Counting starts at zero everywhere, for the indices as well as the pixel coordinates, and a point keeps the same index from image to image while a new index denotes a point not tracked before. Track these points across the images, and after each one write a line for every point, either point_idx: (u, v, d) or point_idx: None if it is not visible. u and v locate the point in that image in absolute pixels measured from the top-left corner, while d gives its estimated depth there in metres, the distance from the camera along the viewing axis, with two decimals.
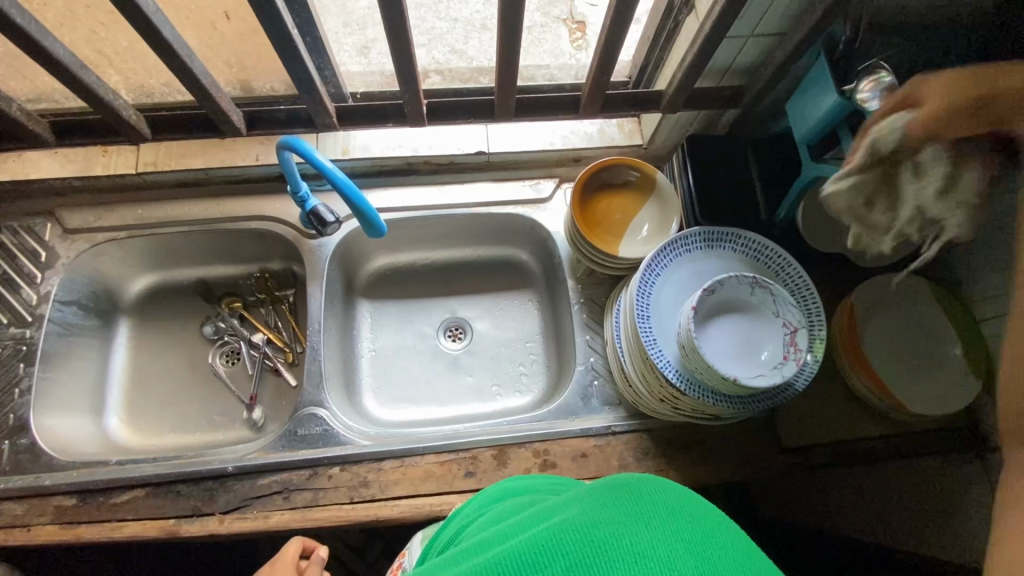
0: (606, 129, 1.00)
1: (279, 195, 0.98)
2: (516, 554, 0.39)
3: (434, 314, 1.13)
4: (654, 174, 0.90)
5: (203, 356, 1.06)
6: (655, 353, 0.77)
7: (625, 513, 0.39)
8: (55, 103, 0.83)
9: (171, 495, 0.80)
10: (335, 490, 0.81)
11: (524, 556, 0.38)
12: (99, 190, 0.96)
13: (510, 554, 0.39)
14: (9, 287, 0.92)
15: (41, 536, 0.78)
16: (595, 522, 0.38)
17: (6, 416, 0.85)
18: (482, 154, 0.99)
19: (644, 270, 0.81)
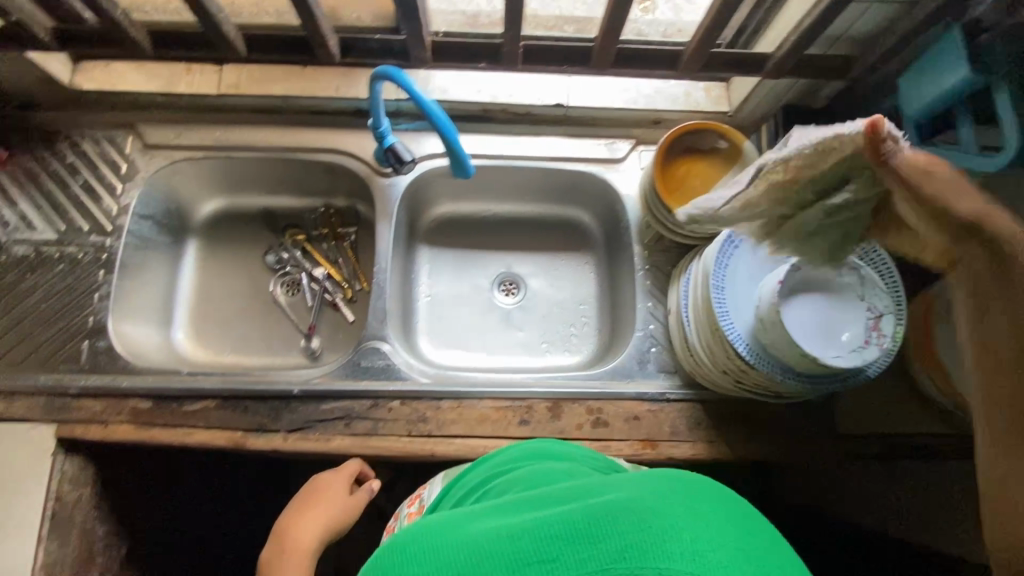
0: (692, 92, 0.97)
1: (354, 131, 0.98)
2: (570, 523, 0.38)
3: (489, 267, 1.13)
4: (742, 143, 0.87)
5: (264, 283, 1.09)
6: (729, 324, 0.76)
7: (682, 504, 0.38)
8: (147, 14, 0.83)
9: (239, 409, 0.83)
10: (394, 423, 0.84)
11: (579, 527, 0.37)
12: (179, 108, 0.97)
13: (563, 522, 0.38)
14: (91, 195, 0.94)
15: (118, 432, 0.82)
16: (648, 509, 0.37)
17: (86, 318, 0.89)
18: (562, 107, 0.96)
19: (725, 241, 0.79)
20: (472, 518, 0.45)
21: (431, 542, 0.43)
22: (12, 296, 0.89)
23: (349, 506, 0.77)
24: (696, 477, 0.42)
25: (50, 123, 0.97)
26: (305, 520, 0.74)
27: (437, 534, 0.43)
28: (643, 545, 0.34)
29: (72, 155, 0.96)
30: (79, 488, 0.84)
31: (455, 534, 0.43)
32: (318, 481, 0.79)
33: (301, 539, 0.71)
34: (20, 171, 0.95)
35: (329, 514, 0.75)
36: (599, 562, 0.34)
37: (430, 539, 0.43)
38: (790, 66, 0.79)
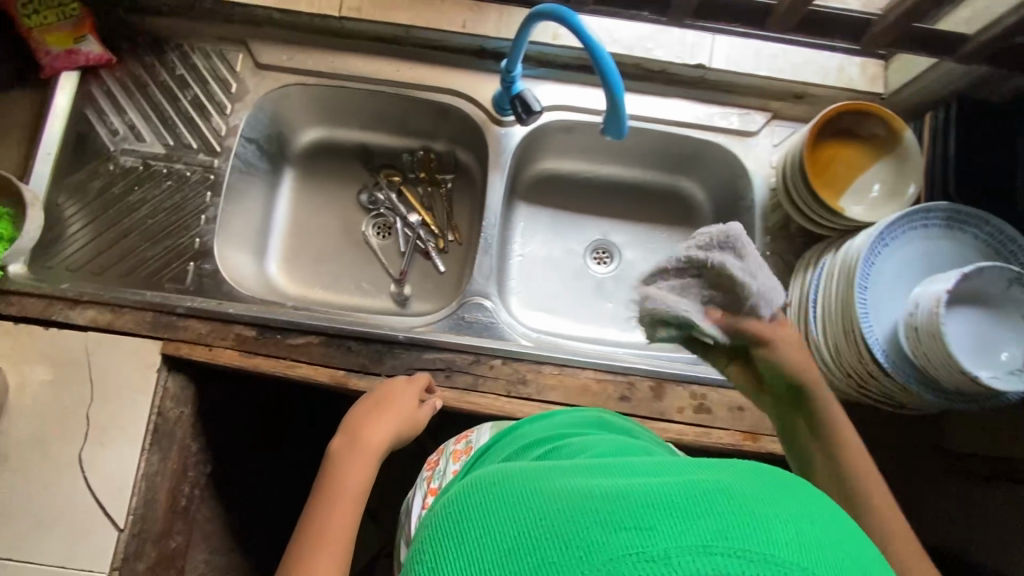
0: (846, 67, 0.89)
1: (473, 71, 0.92)
2: (664, 490, 0.31)
3: (584, 233, 1.09)
4: (903, 131, 0.79)
5: (357, 222, 1.07)
6: (867, 327, 0.72)
7: (794, 500, 0.31)
8: None
9: (343, 348, 0.83)
10: (494, 381, 0.82)
11: (674, 494, 0.31)
12: (294, 28, 0.92)
13: (657, 488, 0.32)
14: (200, 112, 0.91)
15: (221, 357, 0.82)
16: (753, 496, 0.31)
17: (193, 239, 0.88)
18: (701, 69, 0.89)
19: (875, 238, 0.74)
20: (544, 470, 0.40)
21: (496, 488, 0.37)
22: (120, 207, 0.88)
23: (411, 417, 0.72)
24: (792, 475, 0.35)
25: (161, 31, 0.93)
26: (372, 420, 0.70)
27: (503, 479, 0.38)
28: (753, 530, 0.29)
29: (182, 66, 0.92)
30: (179, 406, 0.85)
31: (528, 481, 0.37)
32: (384, 388, 0.75)
33: (368, 434, 0.69)
34: (128, 77, 0.92)
35: (395, 420, 0.71)
36: (700, 535, 0.28)
37: (482, 490, 0.38)
38: (986, 55, 0.74)
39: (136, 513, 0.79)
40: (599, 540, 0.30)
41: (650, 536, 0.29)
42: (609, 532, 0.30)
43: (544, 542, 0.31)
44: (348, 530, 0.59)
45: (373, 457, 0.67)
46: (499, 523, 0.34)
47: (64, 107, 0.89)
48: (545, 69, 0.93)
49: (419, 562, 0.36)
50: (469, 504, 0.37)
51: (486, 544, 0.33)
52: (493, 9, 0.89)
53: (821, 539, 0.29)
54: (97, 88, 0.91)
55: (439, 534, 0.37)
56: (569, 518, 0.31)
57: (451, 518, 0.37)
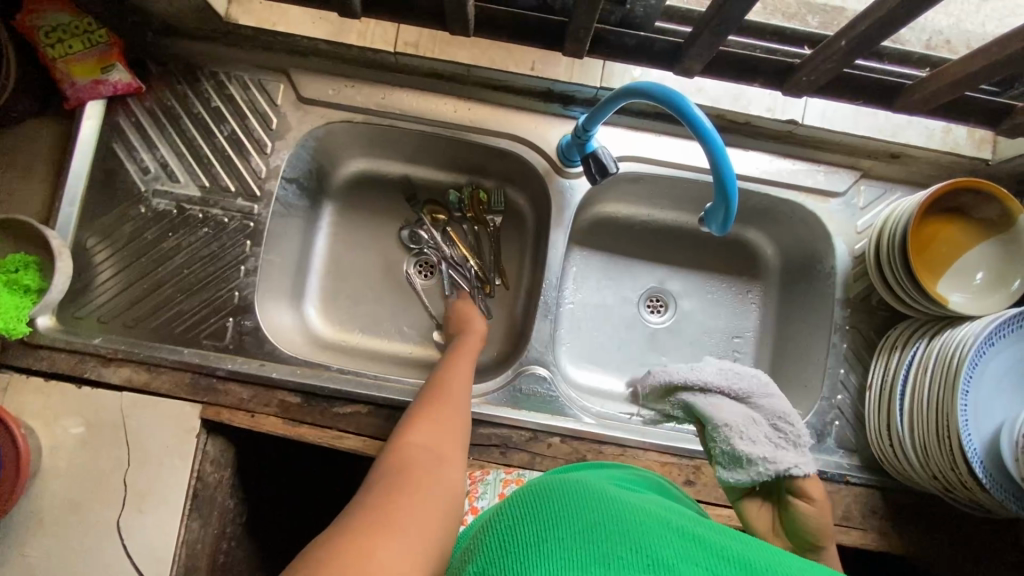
0: (954, 128, 0.80)
1: (539, 115, 0.84)
2: (741, 556, 0.37)
3: (639, 280, 1.02)
4: (1018, 215, 0.72)
5: (398, 262, 1.01)
6: (966, 437, 0.67)
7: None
8: None
9: (392, 419, 0.78)
10: (551, 460, 0.78)
11: (751, 565, 0.37)
12: (341, 59, 0.83)
13: (734, 552, 0.38)
14: (237, 151, 0.84)
15: (265, 425, 0.77)
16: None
17: (232, 292, 0.82)
18: (792, 125, 0.80)
19: (983, 338, 0.67)
20: (621, 494, 0.45)
21: (581, 489, 0.43)
22: (153, 255, 0.82)
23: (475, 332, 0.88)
24: None
25: (194, 55, 0.84)
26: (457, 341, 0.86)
27: (586, 484, 0.44)
28: None
29: (217, 98, 0.84)
30: (219, 470, 0.81)
31: (611, 496, 0.43)
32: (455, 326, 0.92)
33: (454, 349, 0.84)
34: (159, 108, 0.84)
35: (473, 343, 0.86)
36: None
37: (571, 486, 0.44)
38: None
39: None
40: (672, 563, 0.36)
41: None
42: (683, 563, 0.36)
43: (623, 537, 0.37)
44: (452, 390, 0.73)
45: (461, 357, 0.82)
46: (586, 510, 0.40)
47: (89, 140, 0.82)
48: (616, 114, 0.85)
49: (498, 514, 0.43)
50: (559, 488, 0.43)
51: (568, 521, 0.39)
52: None
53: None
54: (125, 120, 0.83)
55: (526, 500, 0.43)
56: (651, 538, 0.37)
57: (539, 494, 0.43)
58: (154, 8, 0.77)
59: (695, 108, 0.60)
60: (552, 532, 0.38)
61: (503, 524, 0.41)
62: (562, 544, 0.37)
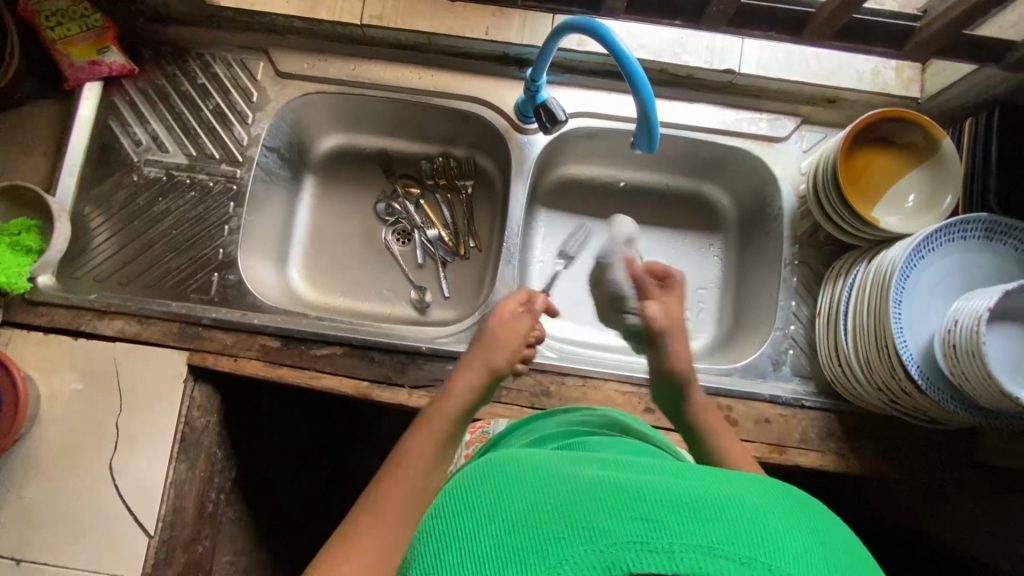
0: (882, 70, 0.86)
1: (497, 78, 0.91)
2: (675, 492, 0.35)
3: (607, 237, 1.06)
4: (941, 140, 0.77)
5: (376, 229, 1.06)
6: (901, 343, 0.70)
7: (796, 515, 0.35)
8: None
9: (366, 359, 0.83)
10: (518, 392, 0.82)
11: (686, 498, 0.34)
12: (314, 35, 0.91)
13: (667, 488, 0.35)
14: (221, 122, 0.91)
15: (247, 368, 0.83)
16: (762, 512, 0.34)
17: (217, 250, 0.88)
18: (730, 74, 0.87)
19: (911, 250, 0.72)
20: (553, 457, 0.41)
21: (506, 469, 0.39)
22: (145, 218, 0.89)
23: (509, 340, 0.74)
24: (795, 490, 0.39)
25: (182, 39, 0.93)
26: (487, 331, 0.75)
27: (510, 459, 0.40)
28: (756, 542, 0.33)
29: (203, 76, 0.92)
30: (206, 415, 0.86)
31: (538, 464, 0.39)
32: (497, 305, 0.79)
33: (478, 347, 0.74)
34: (151, 87, 0.92)
35: (507, 345, 0.73)
36: (705, 537, 0.32)
37: (500, 464, 0.40)
38: None
39: (166, 520, 0.81)
40: (602, 524, 0.33)
41: (657, 530, 0.33)
42: (615, 520, 0.33)
43: (553, 520, 0.34)
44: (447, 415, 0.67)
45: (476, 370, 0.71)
46: (510, 498, 0.36)
47: (88, 116, 0.90)
48: (568, 74, 0.91)
49: (428, 519, 0.39)
50: (483, 478, 0.39)
51: (492, 514, 0.36)
52: (517, 14, 0.87)
53: (824, 562, 0.33)
54: (121, 99, 0.91)
55: (451, 495, 0.39)
56: (579, 502, 0.35)
57: (462, 489, 0.39)
58: None
59: (611, 33, 0.65)
60: (476, 532, 0.35)
61: (430, 532, 0.37)
62: (495, 551, 0.34)
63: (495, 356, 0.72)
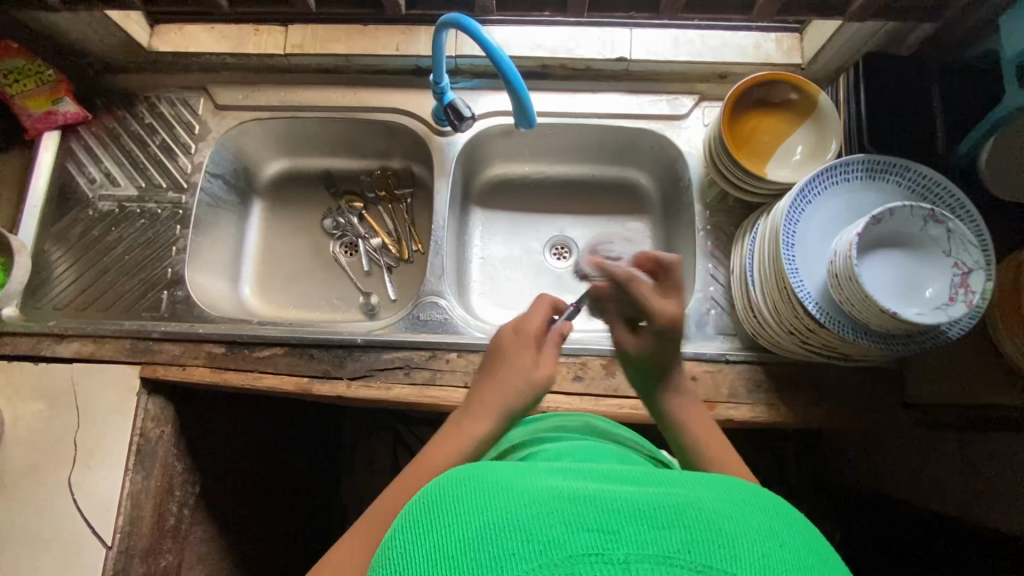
0: (763, 43, 0.93)
1: (414, 91, 1.00)
2: (634, 503, 0.34)
3: (542, 230, 1.10)
4: (817, 95, 0.82)
5: (324, 244, 1.11)
6: (796, 282, 0.73)
7: (760, 519, 0.35)
8: None
9: (305, 356, 0.88)
10: (451, 373, 0.86)
11: (644, 507, 0.34)
12: (246, 69, 1.00)
13: (626, 498, 0.34)
14: (168, 155, 1.00)
15: (194, 375, 0.87)
16: (721, 516, 0.34)
17: (166, 269, 0.95)
18: (623, 61, 0.94)
19: (795, 195, 0.76)
20: (517, 466, 0.40)
21: (466, 483, 0.37)
22: (100, 247, 0.96)
23: (530, 389, 0.63)
24: (762, 491, 0.38)
25: (131, 87, 1.03)
26: (511, 368, 0.64)
27: (475, 473, 0.38)
28: (715, 549, 0.32)
29: (150, 116, 1.01)
30: (160, 426, 0.90)
31: (504, 478, 0.37)
32: (518, 328, 0.67)
33: (500, 384, 0.63)
34: (103, 130, 1.01)
35: (522, 390, 0.63)
36: (663, 548, 0.32)
37: (463, 483, 0.37)
38: (876, 9, 0.71)
39: (123, 530, 0.84)
40: (560, 538, 0.32)
41: (614, 541, 0.32)
42: (571, 532, 0.32)
43: (515, 537, 0.32)
44: (454, 450, 0.59)
45: (488, 411, 0.61)
46: (469, 513, 0.34)
47: (47, 163, 0.99)
48: (478, 79, 0.99)
49: (387, 539, 0.37)
50: (442, 497, 0.36)
51: (451, 532, 0.34)
52: (424, 31, 0.96)
53: (782, 564, 0.33)
54: (77, 143, 1.00)
55: (410, 512, 0.37)
56: (537, 515, 0.33)
57: (421, 507, 0.36)
58: (92, 49, 0.97)
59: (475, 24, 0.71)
60: (435, 553, 0.33)
61: (388, 553, 0.35)
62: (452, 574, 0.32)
63: (514, 400, 0.62)
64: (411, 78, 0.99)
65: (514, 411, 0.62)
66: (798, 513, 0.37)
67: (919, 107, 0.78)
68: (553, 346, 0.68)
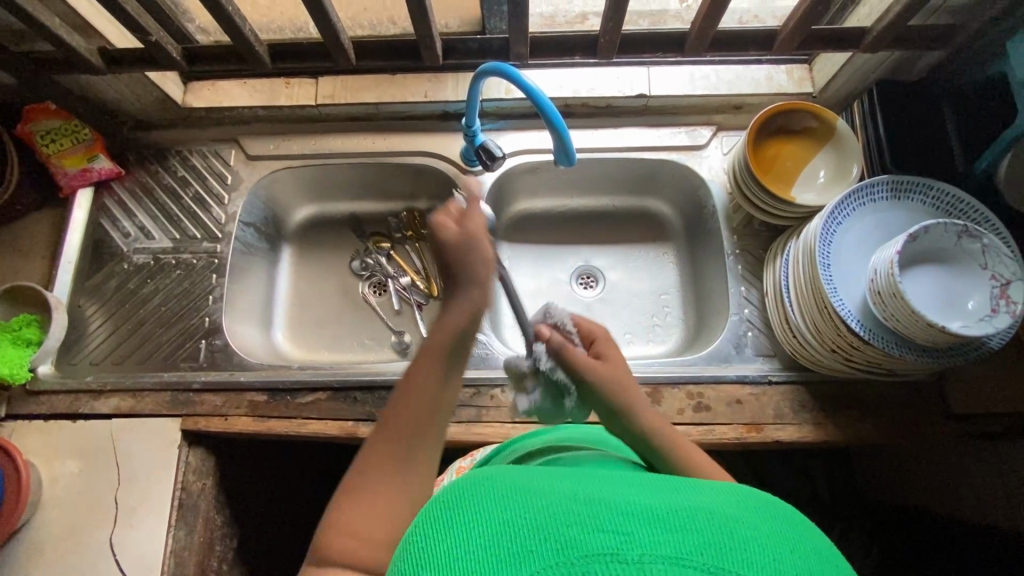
0: (775, 75, 0.97)
1: (441, 134, 1.03)
2: (645, 508, 0.35)
3: (568, 261, 1.12)
4: (835, 120, 0.86)
5: (354, 286, 1.12)
6: (837, 301, 0.75)
7: (770, 525, 0.36)
8: (276, 33, 0.92)
9: (349, 400, 0.87)
10: (496, 409, 0.86)
11: (655, 512, 0.34)
12: (278, 120, 1.03)
13: (640, 504, 0.35)
14: (201, 206, 1.01)
15: (238, 424, 0.87)
16: (734, 523, 0.35)
17: (203, 318, 0.95)
18: (643, 97, 0.98)
19: (826, 217, 0.78)
20: (542, 478, 0.41)
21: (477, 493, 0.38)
22: (135, 300, 0.97)
23: (474, 239, 0.57)
24: (776, 506, 0.39)
25: (163, 142, 1.05)
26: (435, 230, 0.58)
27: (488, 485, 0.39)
28: (727, 551, 0.32)
29: (182, 169, 1.03)
30: (202, 478, 0.88)
31: (513, 488, 0.38)
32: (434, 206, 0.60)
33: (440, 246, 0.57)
34: (136, 185, 1.03)
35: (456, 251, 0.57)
36: (675, 549, 0.32)
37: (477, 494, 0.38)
38: (889, 40, 0.75)
39: None
40: (576, 538, 0.33)
41: (628, 542, 0.32)
42: (587, 533, 0.33)
43: (532, 536, 0.34)
44: (458, 326, 0.55)
45: (454, 278, 0.57)
46: (489, 515, 0.36)
47: (81, 220, 0.99)
48: (504, 120, 1.03)
49: (406, 546, 0.37)
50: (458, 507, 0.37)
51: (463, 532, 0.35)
52: (449, 77, 1.00)
53: (795, 568, 0.33)
54: (110, 199, 1.02)
55: (432, 517, 0.39)
56: (552, 517, 0.34)
57: (443, 513, 0.38)
58: (127, 108, 0.99)
59: (515, 70, 0.74)
60: (455, 552, 0.34)
61: (411, 555, 0.36)
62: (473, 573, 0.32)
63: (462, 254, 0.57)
64: (440, 122, 1.03)
65: (458, 260, 0.57)
66: (809, 527, 0.37)
67: (932, 129, 0.82)
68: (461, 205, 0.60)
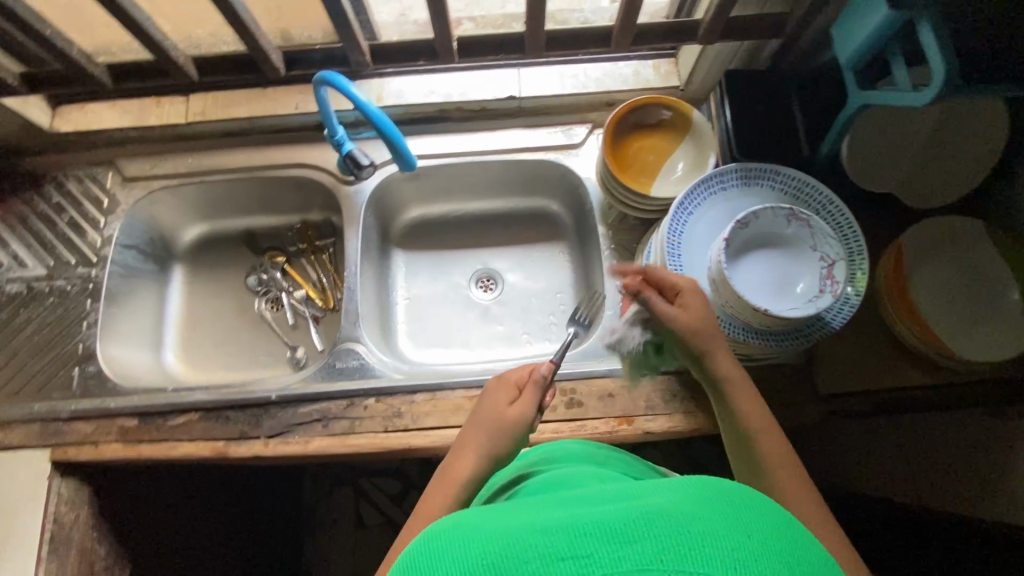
0: (641, 70, 0.99)
1: (318, 145, 1.03)
2: (603, 521, 0.35)
3: (466, 265, 1.11)
4: (689, 113, 0.88)
5: (249, 302, 1.11)
6: None
7: (732, 509, 0.37)
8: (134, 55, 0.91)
9: (221, 419, 0.86)
10: (370, 419, 0.85)
11: (612, 524, 0.35)
12: (153, 141, 1.03)
13: (594, 519, 0.36)
14: (76, 232, 1.00)
15: (107, 451, 0.86)
16: (691, 517, 0.35)
17: (77, 345, 0.94)
18: (514, 99, 0.99)
19: (675, 208, 0.79)
20: (490, 510, 0.41)
21: (442, 539, 0.37)
22: (7, 331, 0.95)
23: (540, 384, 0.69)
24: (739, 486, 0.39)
25: (38, 169, 1.04)
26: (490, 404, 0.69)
27: (448, 528, 0.38)
28: (688, 553, 0.33)
29: (58, 195, 1.02)
30: (75, 509, 0.87)
31: (475, 524, 0.38)
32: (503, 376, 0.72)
33: (503, 418, 0.67)
34: (11, 215, 1.01)
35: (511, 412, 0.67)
36: (636, 561, 0.33)
37: (442, 540, 0.37)
38: (719, 31, 0.76)
39: None
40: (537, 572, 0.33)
41: (589, 564, 0.33)
42: (549, 565, 0.33)
43: None
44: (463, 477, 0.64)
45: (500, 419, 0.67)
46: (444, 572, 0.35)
47: None
48: None
49: None
50: (421, 556, 0.37)
51: None
52: None
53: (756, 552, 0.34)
54: None
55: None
56: (512, 555, 0.34)
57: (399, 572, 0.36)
58: None
59: (344, 79, 0.73)
60: None
61: None
62: None
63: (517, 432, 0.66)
64: (318, 134, 1.02)
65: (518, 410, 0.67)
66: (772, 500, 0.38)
67: (779, 115, 0.84)
68: (536, 385, 0.69)
